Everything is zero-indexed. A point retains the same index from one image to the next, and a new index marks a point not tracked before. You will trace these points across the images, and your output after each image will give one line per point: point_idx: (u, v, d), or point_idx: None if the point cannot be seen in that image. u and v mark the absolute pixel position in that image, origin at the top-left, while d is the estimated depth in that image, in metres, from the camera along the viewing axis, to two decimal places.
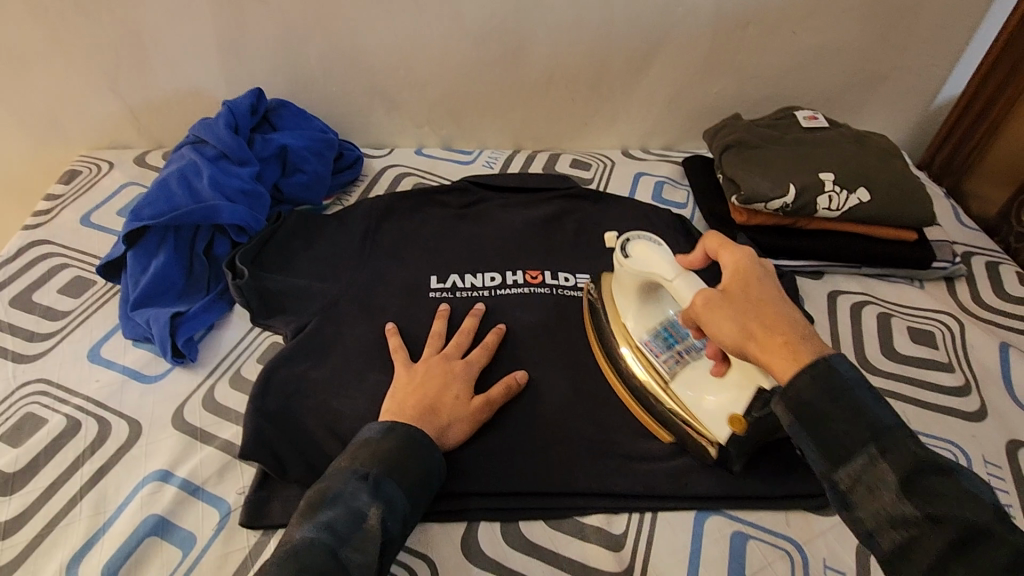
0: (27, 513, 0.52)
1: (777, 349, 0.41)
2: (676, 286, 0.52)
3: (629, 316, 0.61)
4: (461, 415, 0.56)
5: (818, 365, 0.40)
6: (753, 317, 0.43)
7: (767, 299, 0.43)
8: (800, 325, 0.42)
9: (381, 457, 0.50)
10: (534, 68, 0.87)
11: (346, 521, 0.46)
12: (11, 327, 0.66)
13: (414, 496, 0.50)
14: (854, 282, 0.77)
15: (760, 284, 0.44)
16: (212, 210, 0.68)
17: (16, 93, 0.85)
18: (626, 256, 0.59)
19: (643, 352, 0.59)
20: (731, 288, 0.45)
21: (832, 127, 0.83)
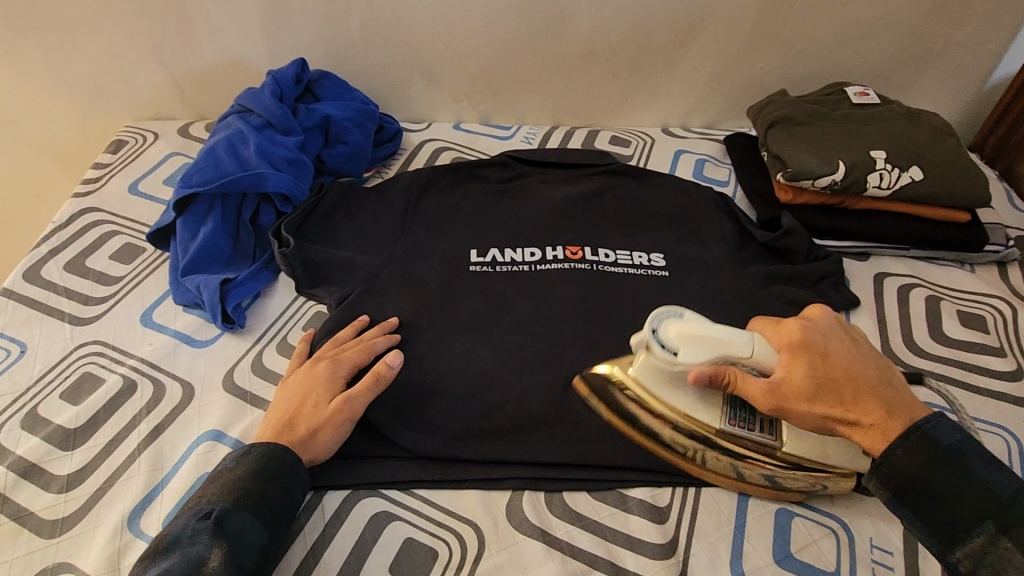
0: (87, 467, 0.54)
1: (867, 427, 0.48)
2: (764, 357, 0.50)
3: (689, 407, 0.55)
4: (320, 424, 0.54)
5: (913, 435, 0.46)
6: (836, 403, 0.48)
7: (838, 377, 0.48)
8: (880, 391, 0.48)
9: (230, 492, 0.48)
10: (574, 41, 0.85)
11: (181, 567, 0.43)
12: (67, 290, 0.68)
13: (267, 524, 0.48)
14: (902, 264, 0.75)
15: (821, 362, 0.49)
16: (259, 179, 0.68)
17: (65, 63, 0.87)
18: (673, 352, 0.52)
19: (732, 434, 0.54)
20: (796, 377, 0.49)
21: (883, 103, 0.80)
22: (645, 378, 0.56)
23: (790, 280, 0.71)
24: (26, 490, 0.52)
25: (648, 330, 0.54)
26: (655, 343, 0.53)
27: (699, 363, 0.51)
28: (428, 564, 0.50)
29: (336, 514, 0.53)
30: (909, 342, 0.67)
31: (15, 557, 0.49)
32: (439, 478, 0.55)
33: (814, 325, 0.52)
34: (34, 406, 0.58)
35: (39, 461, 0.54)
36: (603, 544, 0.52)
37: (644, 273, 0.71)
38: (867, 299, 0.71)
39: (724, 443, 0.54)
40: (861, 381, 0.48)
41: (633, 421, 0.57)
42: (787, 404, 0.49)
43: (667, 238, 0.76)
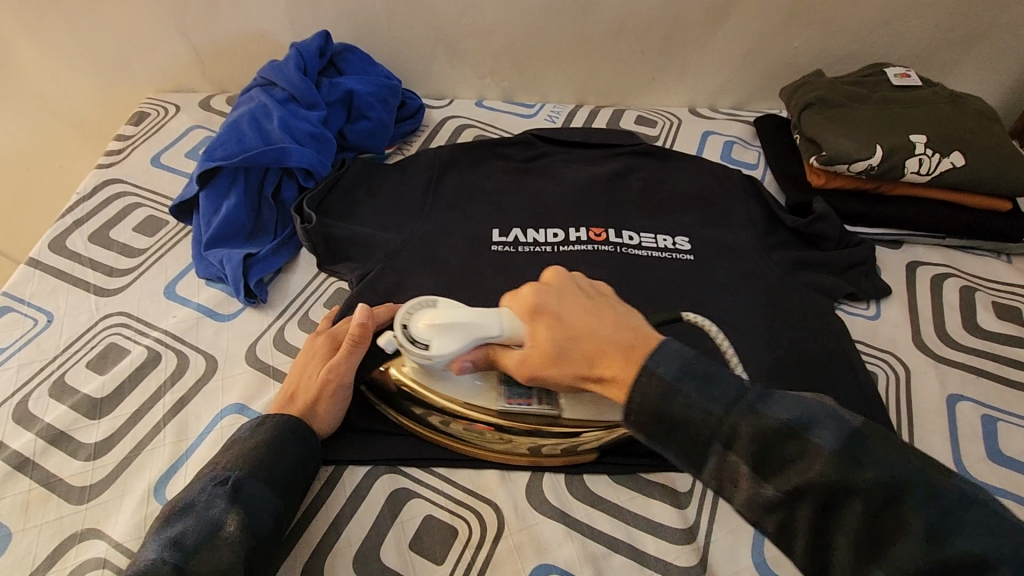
0: (114, 436, 0.55)
1: (608, 379, 0.46)
2: (513, 333, 0.50)
3: (460, 395, 0.54)
4: (314, 393, 0.54)
5: (641, 377, 0.44)
6: (581, 359, 0.47)
7: (574, 335, 0.48)
8: (614, 338, 0.47)
9: (245, 459, 0.48)
10: (603, 17, 0.83)
11: (197, 532, 0.44)
12: (91, 261, 0.68)
13: (281, 490, 0.48)
14: (936, 253, 0.73)
15: (551, 322, 0.49)
16: (282, 152, 0.68)
17: (89, 34, 0.86)
18: (426, 346, 0.50)
19: (511, 413, 0.53)
20: (539, 342, 0.49)
21: (925, 85, 0.77)
22: (418, 375, 0.54)
23: (820, 267, 0.69)
24: (55, 456, 0.53)
25: (399, 329, 0.52)
26: (406, 340, 0.51)
27: (452, 353, 0.50)
28: (448, 541, 0.50)
29: (356, 489, 0.53)
30: (940, 333, 0.66)
31: (46, 521, 0.50)
32: (460, 457, 0.55)
33: (540, 287, 0.51)
34: (61, 375, 0.59)
35: (66, 429, 0.55)
36: (623, 528, 0.51)
37: (668, 257, 0.70)
38: (898, 289, 0.70)
39: (507, 423, 0.53)
40: (598, 337, 0.47)
41: (421, 416, 0.55)
42: (540, 370, 0.49)
43: (693, 222, 0.74)
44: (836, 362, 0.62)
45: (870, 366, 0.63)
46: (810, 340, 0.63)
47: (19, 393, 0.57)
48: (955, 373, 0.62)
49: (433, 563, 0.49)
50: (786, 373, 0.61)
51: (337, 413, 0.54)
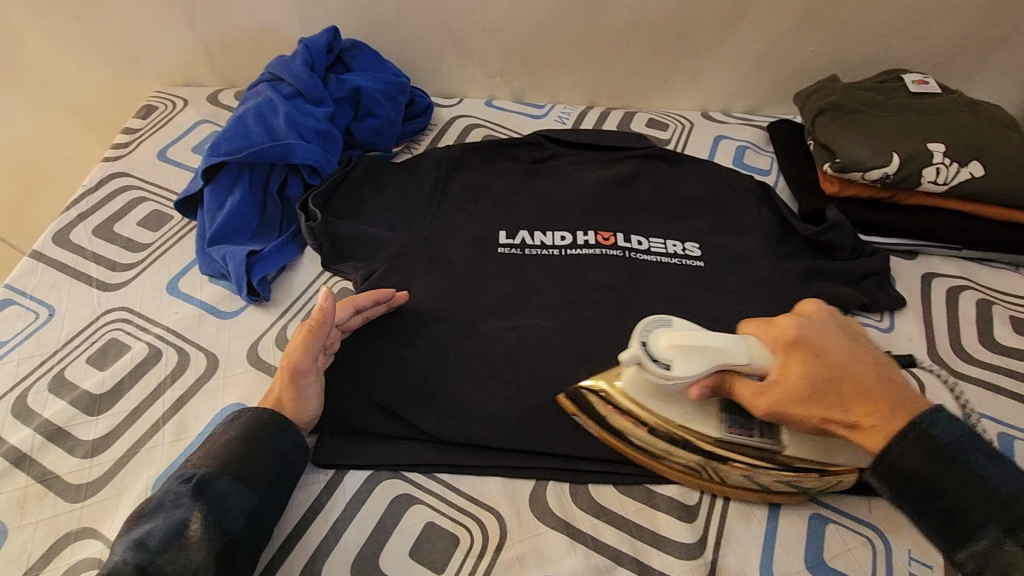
0: (113, 433, 0.54)
1: (857, 425, 0.45)
2: (760, 363, 0.46)
3: (686, 418, 0.51)
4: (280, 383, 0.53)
5: (912, 431, 0.44)
6: (833, 404, 0.45)
7: (837, 374, 0.45)
8: (881, 386, 0.45)
9: (212, 457, 0.47)
10: (616, 17, 0.82)
11: (163, 531, 0.43)
12: (94, 255, 0.68)
13: (252, 489, 0.47)
14: (951, 265, 0.71)
15: (826, 359, 0.46)
16: (288, 149, 0.67)
17: (97, 25, 0.86)
18: (668, 366, 0.48)
19: (733, 443, 0.51)
20: (791, 378, 0.46)
21: (943, 93, 0.75)
22: (637, 390, 0.52)
23: (832, 277, 0.68)
24: (52, 453, 0.53)
25: (637, 344, 0.49)
26: (647, 359, 0.48)
27: (693, 377, 0.47)
28: (449, 550, 0.49)
29: (356, 494, 0.53)
30: (955, 347, 0.64)
31: (41, 519, 0.49)
32: (464, 463, 0.54)
33: (806, 322, 0.48)
34: (61, 369, 0.58)
35: (65, 425, 0.54)
36: (628, 540, 0.50)
37: (679, 262, 0.68)
38: (913, 300, 0.68)
39: (727, 453, 0.51)
40: (860, 380, 0.45)
41: (622, 430, 0.53)
42: (782, 408, 0.46)
43: (703, 227, 0.73)
44: None
45: None
46: None
47: (18, 387, 0.57)
48: (971, 389, 0.61)
49: (433, 571, 0.48)
50: None
51: (306, 400, 0.53)
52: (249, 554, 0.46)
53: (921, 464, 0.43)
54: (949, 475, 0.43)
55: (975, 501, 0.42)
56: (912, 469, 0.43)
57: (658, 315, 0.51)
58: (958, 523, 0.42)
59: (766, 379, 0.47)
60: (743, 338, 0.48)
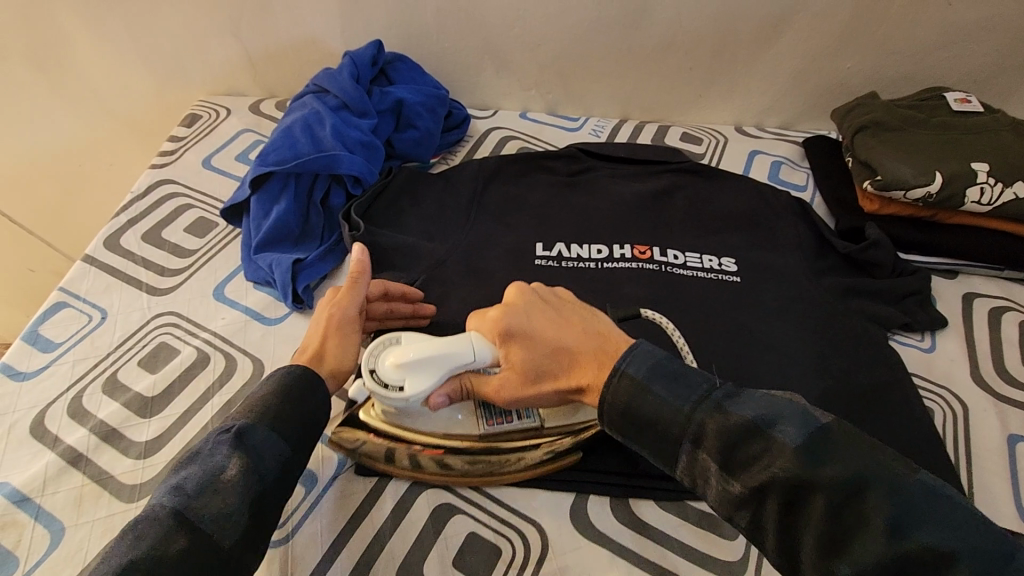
0: (164, 436, 0.55)
1: (587, 388, 0.47)
2: (489, 357, 0.51)
3: (443, 426, 0.54)
4: (322, 335, 0.54)
5: (615, 379, 0.44)
6: (555, 375, 0.49)
7: (548, 351, 0.49)
8: (585, 346, 0.48)
9: (251, 408, 0.47)
10: (654, 32, 0.82)
11: (198, 476, 0.42)
12: (144, 260, 0.69)
13: (288, 440, 0.46)
14: (993, 285, 0.71)
15: (532, 341, 0.50)
16: (333, 159, 0.68)
17: (146, 36, 0.89)
18: (401, 388, 0.51)
19: (494, 435, 0.54)
20: (514, 363, 0.50)
21: (987, 112, 0.74)
22: (397, 414, 0.53)
23: (872, 295, 0.68)
24: (106, 453, 0.54)
25: (368, 373, 0.52)
26: (378, 386, 0.51)
27: (426, 389, 0.51)
28: (492, 561, 0.50)
29: (400, 503, 0.53)
30: (998, 369, 0.64)
31: (97, 517, 0.50)
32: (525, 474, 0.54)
33: (518, 312, 0.51)
34: (114, 372, 0.60)
35: (119, 426, 0.56)
36: (669, 557, 0.50)
37: (715, 277, 0.69)
38: (954, 321, 0.68)
39: (492, 446, 0.54)
40: (570, 348, 0.48)
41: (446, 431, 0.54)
42: (520, 393, 0.50)
43: (740, 242, 0.73)
44: (889, 393, 0.60)
45: (927, 402, 0.61)
46: (865, 371, 0.62)
47: (73, 389, 0.58)
48: (1015, 413, 0.61)
49: None
50: (837, 403, 0.60)
51: (347, 349, 0.54)
52: (278, 507, 0.45)
53: (631, 407, 0.43)
54: (649, 403, 0.43)
55: (668, 425, 0.42)
56: (625, 407, 0.44)
57: (383, 336, 0.54)
58: (667, 449, 0.42)
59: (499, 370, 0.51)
60: (463, 338, 0.51)
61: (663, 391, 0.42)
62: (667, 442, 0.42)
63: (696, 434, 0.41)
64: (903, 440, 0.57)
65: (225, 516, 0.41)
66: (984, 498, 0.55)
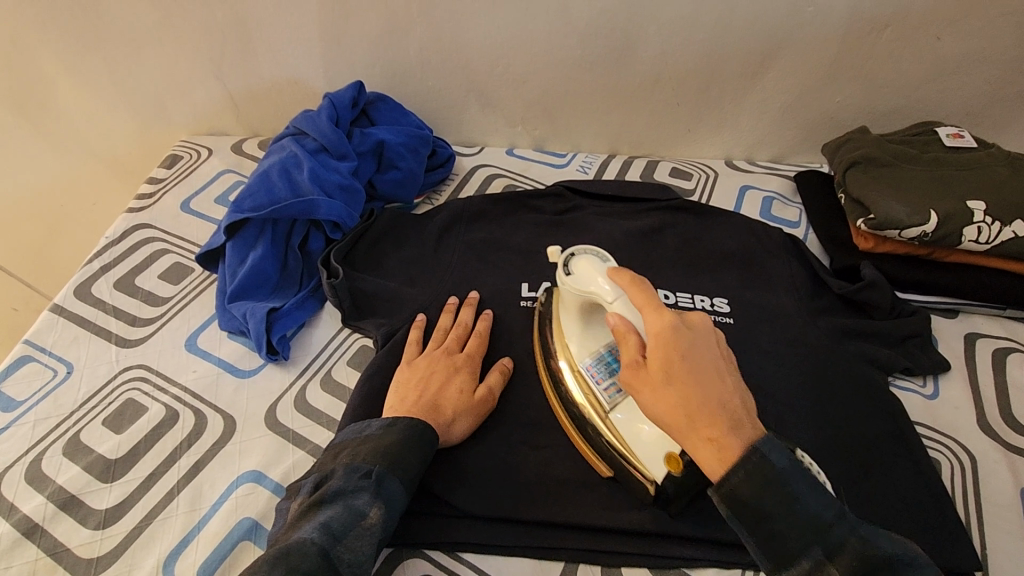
0: (127, 502, 0.52)
1: (708, 447, 0.40)
2: (632, 320, 0.46)
3: (575, 335, 0.55)
4: (463, 408, 0.55)
5: (755, 456, 0.39)
6: (678, 409, 0.40)
7: (685, 381, 0.40)
8: (727, 412, 0.40)
9: (384, 453, 0.49)
10: (639, 70, 0.81)
11: (344, 517, 0.45)
12: (114, 309, 0.67)
13: (410, 492, 0.49)
14: (996, 325, 0.68)
15: (697, 370, 0.41)
16: (311, 205, 0.66)
17: (127, 78, 0.88)
18: (569, 273, 0.53)
19: (585, 376, 0.53)
20: (651, 361, 0.42)
21: (981, 147, 0.73)
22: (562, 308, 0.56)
23: (870, 338, 0.65)
24: (64, 523, 0.51)
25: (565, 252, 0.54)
26: (562, 266, 0.54)
27: (580, 292, 0.52)
28: None
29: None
30: (1005, 417, 0.61)
31: None
32: (488, 541, 0.51)
33: (694, 327, 0.43)
34: (76, 432, 0.57)
35: (78, 492, 0.53)
36: None
37: (708, 319, 0.66)
38: (957, 364, 0.65)
39: (577, 384, 0.53)
40: (708, 395, 0.40)
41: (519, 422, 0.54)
42: (636, 387, 0.43)
43: (732, 282, 0.71)
44: (889, 445, 0.58)
45: (931, 453, 0.59)
46: (865, 421, 0.59)
47: (32, 451, 0.56)
48: None
49: None
50: (837, 457, 0.57)
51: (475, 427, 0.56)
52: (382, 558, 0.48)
53: (757, 500, 0.39)
54: (779, 508, 0.39)
55: (797, 528, 0.39)
56: (747, 496, 0.40)
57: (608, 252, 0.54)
58: None
59: (637, 354, 0.43)
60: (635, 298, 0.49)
61: (809, 498, 0.39)
62: (792, 548, 0.39)
63: (838, 549, 0.38)
64: (907, 500, 0.55)
65: (359, 565, 0.44)
66: (995, 559, 0.52)
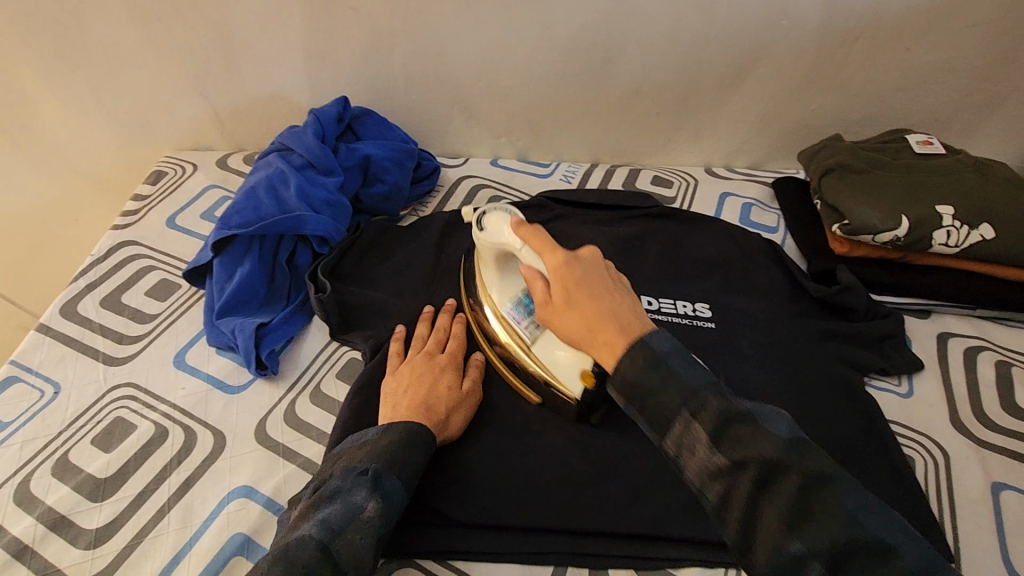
0: (117, 521, 0.52)
1: (605, 350, 0.43)
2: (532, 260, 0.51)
3: (496, 284, 0.60)
4: (453, 404, 0.56)
5: (641, 347, 0.42)
6: (577, 323, 0.45)
7: (579, 300, 0.45)
8: (619, 314, 0.44)
9: (378, 453, 0.50)
10: (620, 81, 0.83)
11: (342, 513, 0.45)
12: (101, 328, 0.67)
13: (409, 490, 0.49)
14: (967, 324, 0.71)
15: (587, 285, 0.46)
16: (298, 220, 0.67)
17: (111, 95, 0.88)
18: (481, 229, 0.58)
19: (507, 321, 0.58)
20: (551, 292, 0.47)
21: (949, 153, 0.75)
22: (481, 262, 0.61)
23: (847, 340, 0.67)
24: (55, 543, 0.51)
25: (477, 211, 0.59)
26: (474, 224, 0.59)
27: (491, 243, 0.57)
28: None
29: None
30: (977, 414, 0.63)
31: None
32: (478, 549, 0.52)
33: (584, 257, 0.48)
34: (64, 452, 0.57)
35: (68, 513, 0.53)
36: None
37: (690, 324, 0.67)
38: (930, 363, 0.67)
39: (499, 328, 0.59)
40: (598, 305, 0.45)
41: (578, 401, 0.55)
42: (548, 317, 0.47)
43: (713, 288, 0.72)
44: (867, 443, 0.60)
45: (906, 450, 0.61)
46: (843, 421, 0.61)
47: (21, 472, 0.56)
48: (997, 458, 0.60)
49: None
50: None
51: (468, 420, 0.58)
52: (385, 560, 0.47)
53: (642, 382, 0.41)
54: (660, 382, 0.41)
55: (673, 394, 0.41)
56: (633, 377, 0.42)
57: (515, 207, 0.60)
58: None
59: (544, 291, 0.48)
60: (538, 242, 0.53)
61: (685, 368, 0.41)
62: (663, 412, 0.41)
63: (699, 407, 0.40)
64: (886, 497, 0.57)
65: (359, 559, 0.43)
66: (969, 552, 0.54)
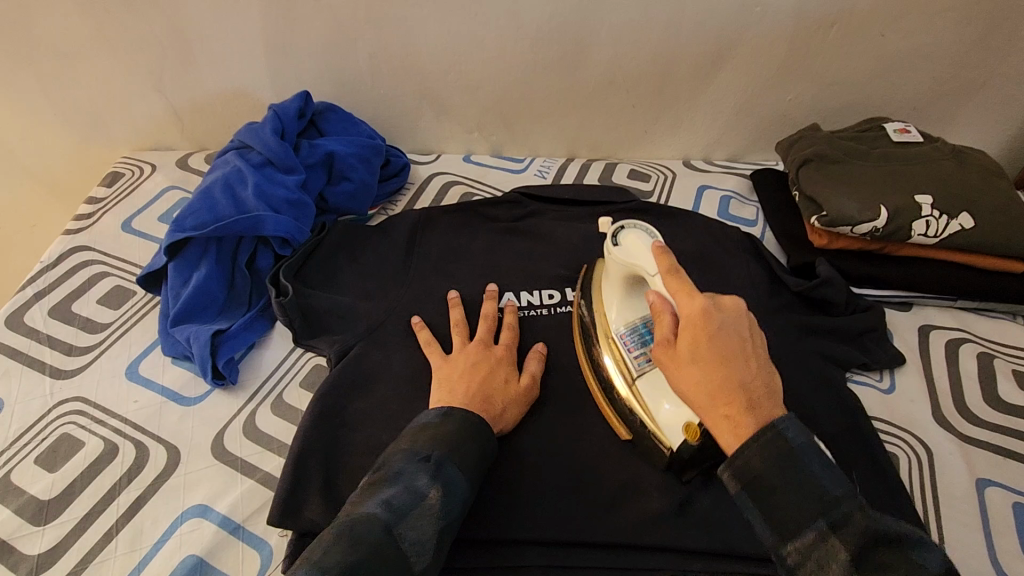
0: (61, 545, 0.49)
1: (723, 422, 0.41)
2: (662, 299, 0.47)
3: (614, 303, 0.55)
4: (511, 397, 0.55)
5: (768, 433, 0.40)
6: (701, 380, 0.42)
7: (710, 358, 0.42)
8: (751, 390, 0.42)
9: (442, 438, 0.47)
10: (593, 72, 0.81)
11: (405, 496, 0.43)
12: (49, 338, 0.64)
13: (471, 478, 0.47)
14: (948, 316, 0.70)
15: (721, 344, 0.43)
16: (257, 221, 0.64)
17: (62, 93, 0.84)
18: (615, 243, 0.54)
19: (615, 342, 0.54)
20: (680, 339, 0.44)
21: (926, 141, 0.74)
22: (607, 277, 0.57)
23: (828, 334, 0.66)
24: None
25: (616, 224, 0.55)
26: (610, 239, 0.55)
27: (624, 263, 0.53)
28: None
29: None
30: (960, 408, 0.62)
31: None
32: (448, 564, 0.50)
33: (725, 307, 0.45)
34: (6, 473, 0.53)
35: (8, 538, 0.50)
36: None
37: None
38: (913, 357, 0.66)
39: (606, 348, 0.54)
40: (730, 373, 0.42)
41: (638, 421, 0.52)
42: (668, 364, 0.45)
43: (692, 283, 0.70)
44: (848, 441, 0.58)
45: (888, 447, 0.59)
46: (825, 419, 0.59)
47: None
48: (981, 453, 0.59)
49: None
50: None
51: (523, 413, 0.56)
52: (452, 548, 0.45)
53: (771, 475, 0.39)
54: (788, 478, 0.39)
55: (807, 503, 0.38)
56: (760, 465, 0.39)
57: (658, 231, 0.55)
58: None
59: (671, 334, 0.45)
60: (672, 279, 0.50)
61: (818, 472, 0.39)
62: (795, 516, 0.38)
63: (842, 520, 0.37)
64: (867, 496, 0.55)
65: (422, 545, 0.42)
66: (954, 552, 0.53)
